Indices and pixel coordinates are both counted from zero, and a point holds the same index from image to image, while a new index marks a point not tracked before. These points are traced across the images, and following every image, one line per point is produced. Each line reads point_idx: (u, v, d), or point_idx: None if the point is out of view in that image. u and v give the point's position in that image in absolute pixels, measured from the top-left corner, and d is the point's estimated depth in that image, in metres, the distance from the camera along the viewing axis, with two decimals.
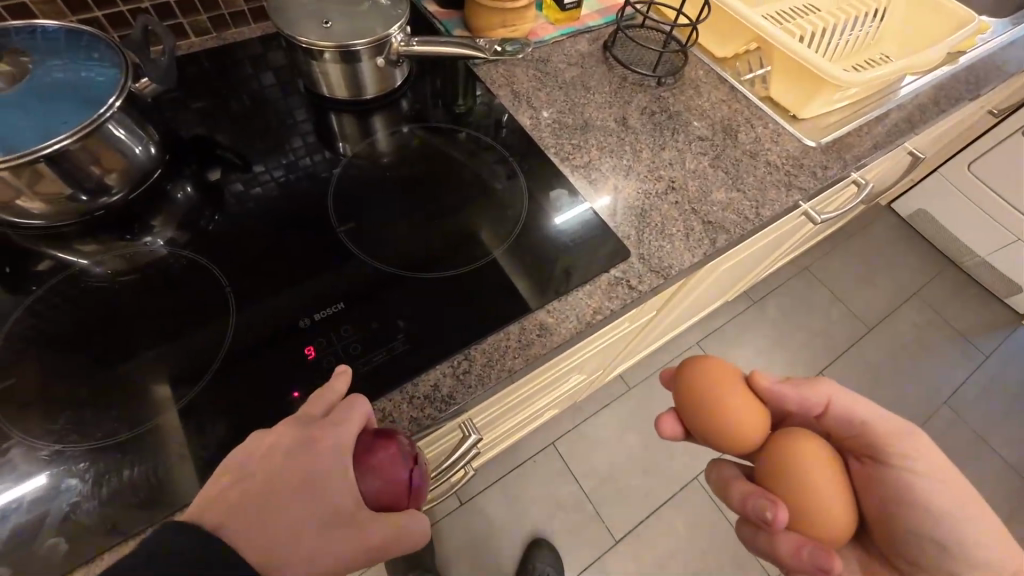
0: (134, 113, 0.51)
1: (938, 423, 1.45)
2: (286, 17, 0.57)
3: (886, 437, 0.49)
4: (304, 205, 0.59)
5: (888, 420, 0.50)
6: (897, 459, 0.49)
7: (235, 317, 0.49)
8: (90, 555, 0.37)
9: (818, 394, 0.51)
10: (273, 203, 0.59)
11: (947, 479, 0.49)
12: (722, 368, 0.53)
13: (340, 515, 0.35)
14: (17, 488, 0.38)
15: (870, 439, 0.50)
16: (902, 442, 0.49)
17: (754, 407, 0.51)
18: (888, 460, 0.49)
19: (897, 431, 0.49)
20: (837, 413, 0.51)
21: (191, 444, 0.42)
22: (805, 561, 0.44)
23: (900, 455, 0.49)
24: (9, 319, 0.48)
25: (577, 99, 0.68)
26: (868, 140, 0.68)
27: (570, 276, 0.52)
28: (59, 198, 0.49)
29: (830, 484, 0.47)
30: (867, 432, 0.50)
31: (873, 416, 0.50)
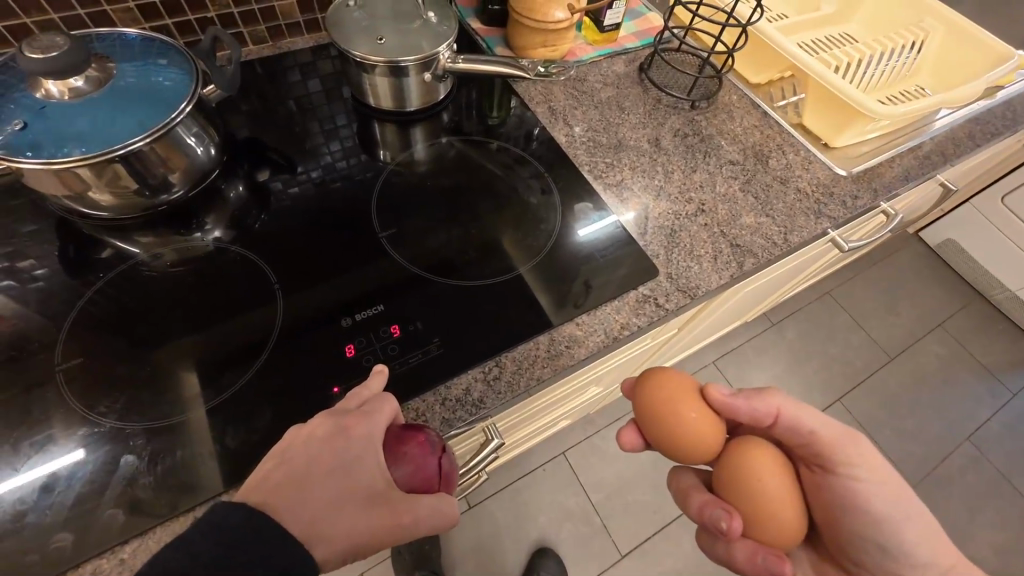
0: (199, 117, 0.55)
1: (958, 459, 1.42)
2: (342, 32, 0.61)
3: (835, 448, 0.50)
4: (344, 208, 0.61)
5: (836, 429, 0.51)
6: (843, 467, 0.50)
7: (281, 314, 0.52)
8: (143, 529, 0.40)
9: (769, 406, 0.50)
10: (312, 206, 0.62)
11: (889, 483, 0.52)
12: (677, 382, 0.52)
13: (374, 496, 0.38)
14: (53, 462, 0.41)
15: (818, 449, 0.51)
16: (849, 451, 0.50)
17: (710, 421, 0.51)
18: (835, 468, 0.51)
19: (843, 438, 0.51)
20: (786, 423, 0.51)
21: (238, 430, 0.44)
22: (759, 567, 0.48)
23: (846, 463, 0.50)
24: (78, 303, 0.52)
25: (612, 119, 0.70)
26: (899, 170, 0.69)
27: (592, 290, 0.54)
28: (128, 193, 0.53)
29: (785, 496, 0.48)
30: (815, 442, 0.51)
31: (822, 425, 0.51)
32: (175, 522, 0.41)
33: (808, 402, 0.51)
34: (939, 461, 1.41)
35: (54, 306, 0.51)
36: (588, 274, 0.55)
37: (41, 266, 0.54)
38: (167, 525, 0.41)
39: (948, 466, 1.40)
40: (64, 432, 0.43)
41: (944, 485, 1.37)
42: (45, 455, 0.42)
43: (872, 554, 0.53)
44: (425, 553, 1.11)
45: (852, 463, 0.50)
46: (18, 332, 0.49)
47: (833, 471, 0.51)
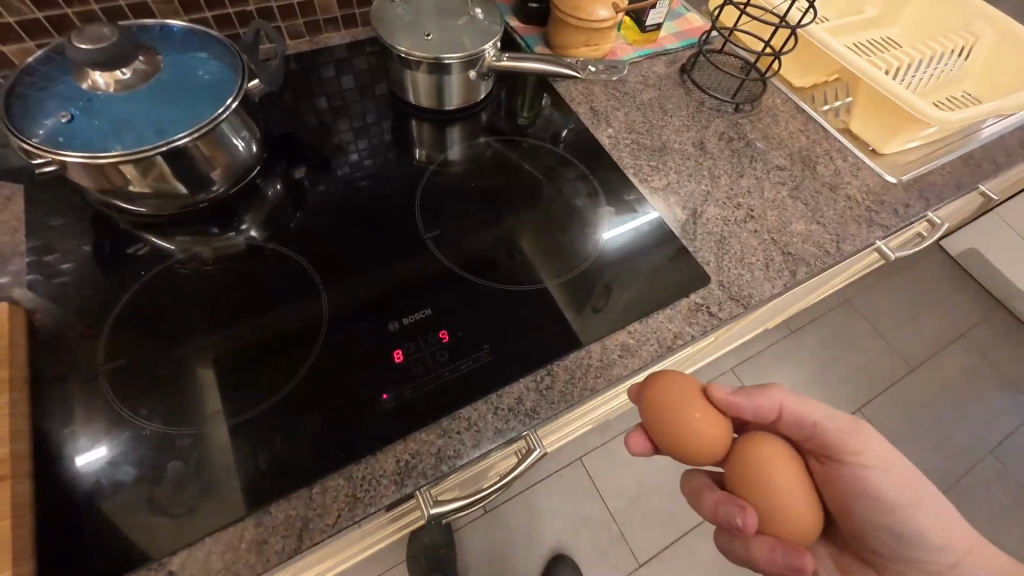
0: (243, 113, 0.53)
1: (982, 473, 1.39)
2: (386, 28, 0.59)
3: (842, 438, 0.48)
4: (377, 205, 0.60)
5: (841, 419, 0.48)
6: (853, 456, 0.48)
7: (326, 316, 0.50)
8: (194, 540, 0.38)
9: (772, 401, 0.47)
10: (345, 204, 0.60)
11: (901, 471, 0.49)
12: (679, 379, 0.48)
13: None
14: (90, 454, 0.41)
15: (825, 439, 0.48)
16: (856, 437, 0.48)
17: (717, 421, 0.46)
18: (845, 458, 0.48)
19: (849, 425, 0.48)
20: (790, 417, 0.48)
21: (286, 437, 0.43)
22: (780, 564, 0.44)
23: (856, 452, 0.47)
24: (119, 301, 0.50)
25: (655, 121, 0.68)
26: (951, 179, 0.67)
27: (610, 293, 0.53)
28: (170, 189, 0.51)
29: (799, 489, 0.45)
30: (821, 432, 0.48)
31: (827, 415, 0.49)
32: (225, 533, 0.39)
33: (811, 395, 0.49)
34: (962, 474, 1.38)
35: (96, 305, 0.50)
36: (618, 285, 0.54)
37: (80, 262, 0.53)
38: (218, 536, 0.39)
39: (971, 480, 1.38)
40: (112, 436, 0.42)
41: (967, 498, 1.35)
42: (99, 445, 0.41)
43: (890, 545, 0.50)
44: (441, 557, 1.10)
45: (862, 451, 0.48)
46: (60, 330, 0.48)
47: (843, 460, 0.48)
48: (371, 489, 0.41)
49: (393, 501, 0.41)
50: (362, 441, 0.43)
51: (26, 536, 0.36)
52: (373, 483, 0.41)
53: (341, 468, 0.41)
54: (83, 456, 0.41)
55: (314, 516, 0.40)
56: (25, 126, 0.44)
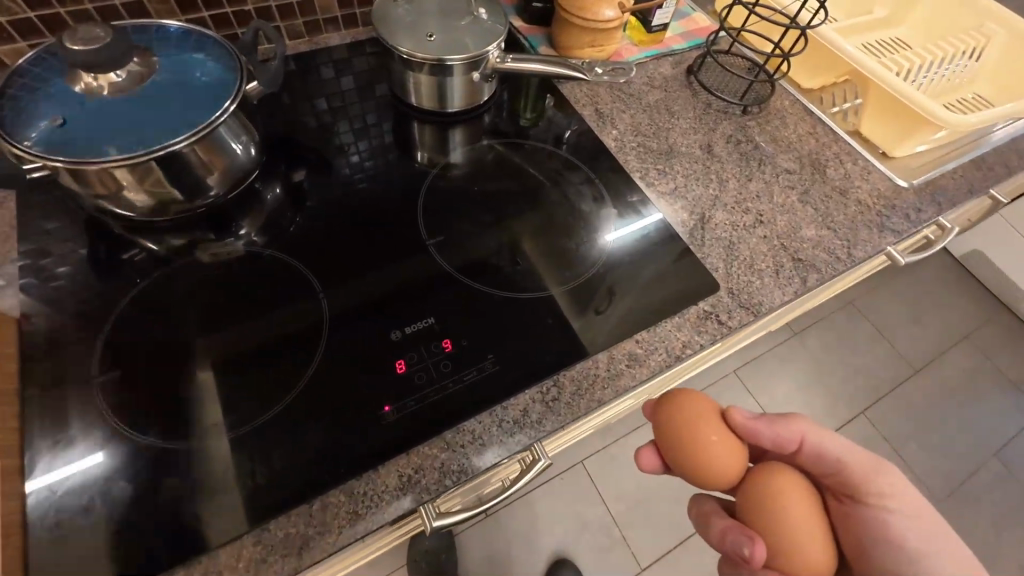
0: (241, 116, 0.52)
1: (986, 476, 1.38)
2: (388, 29, 0.58)
3: (861, 475, 0.46)
4: (377, 210, 0.59)
5: (861, 456, 0.47)
6: (874, 497, 0.45)
7: (327, 325, 0.49)
8: (190, 558, 0.37)
9: (794, 430, 0.46)
10: (344, 208, 0.59)
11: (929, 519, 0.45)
12: (699, 399, 0.47)
13: None
14: (80, 462, 0.40)
15: (844, 475, 0.46)
16: (877, 476, 0.46)
17: (733, 446, 0.45)
18: (866, 498, 0.45)
19: (869, 463, 0.46)
20: (810, 449, 0.47)
21: (285, 451, 0.41)
22: None
23: (877, 492, 0.45)
24: (114, 308, 0.49)
25: (662, 123, 0.67)
26: (962, 182, 0.66)
27: (614, 296, 0.52)
28: (166, 194, 0.50)
29: (815, 525, 0.43)
30: (841, 468, 0.46)
31: (847, 451, 0.47)
32: (222, 552, 0.37)
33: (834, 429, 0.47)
34: (967, 477, 1.37)
35: (89, 312, 0.49)
36: (627, 288, 0.53)
37: (73, 268, 0.52)
38: (214, 554, 0.37)
39: (976, 483, 1.36)
40: (105, 449, 0.40)
41: (971, 503, 1.34)
42: (95, 451, 0.40)
43: None
44: (441, 561, 1.09)
45: (882, 491, 0.46)
46: (51, 339, 0.46)
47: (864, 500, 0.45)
48: (372, 505, 0.40)
49: (395, 517, 0.40)
50: (364, 455, 0.41)
51: (15, 556, 0.35)
52: (375, 498, 0.40)
53: (342, 483, 0.40)
54: (79, 462, 0.40)
55: (314, 533, 0.38)
56: (15, 130, 0.43)
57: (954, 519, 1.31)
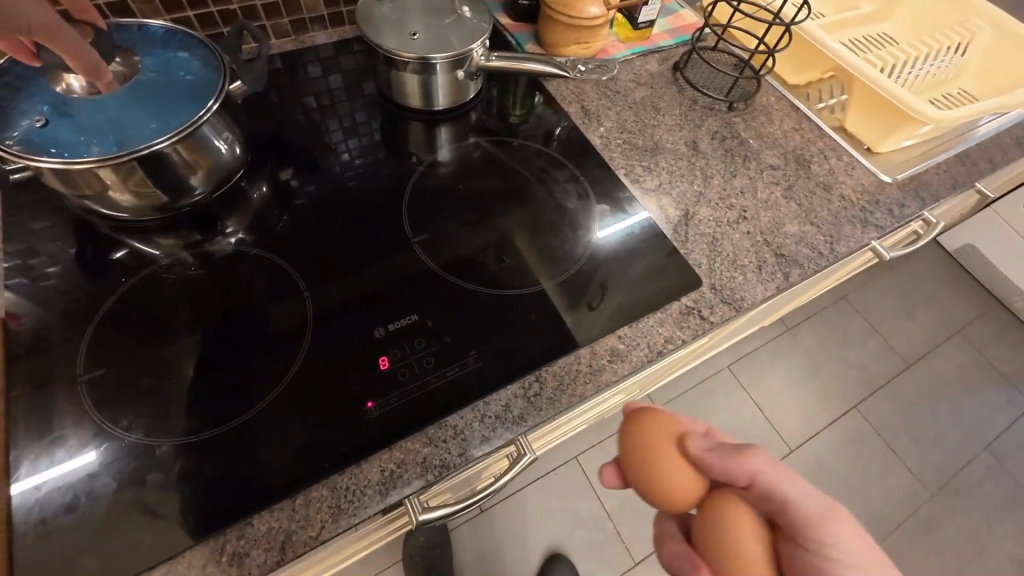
0: (225, 115, 0.52)
1: (977, 469, 1.39)
2: (372, 26, 0.58)
3: (806, 521, 0.40)
4: (363, 208, 0.59)
5: (818, 497, 0.41)
6: (827, 545, 0.40)
7: (311, 323, 0.49)
8: (173, 553, 0.37)
9: (741, 468, 0.40)
10: (330, 206, 0.59)
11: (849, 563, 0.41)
12: (661, 424, 0.45)
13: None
14: (71, 464, 0.40)
15: (798, 518, 0.40)
16: (827, 522, 0.40)
17: (691, 476, 0.43)
18: (817, 544, 0.40)
19: (818, 510, 0.40)
20: (762, 491, 0.41)
21: (270, 447, 0.42)
22: None
23: (826, 542, 0.40)
24: (101, 307, 0.49)
25: (648, 120, 0.67)
26: (946, 177, 0.66)
27: (607, 291, 0.53)
28: (151, 193, 0.50)
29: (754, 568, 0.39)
30: (795, 509, 0.40)
31: (800, 492, 0.40)
32: (206, 546, 0.38)
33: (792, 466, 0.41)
34: (958, 470, 1.38)
35: (76, 310, 0.49)
36: (614, 283, 0.53)
37: (60, 267, 0.52)
38: (198, 548, 0.38)
39: (967, 476, 1.38)
40: (89, 446, 0.41)
41: (962, 495, 1.35)
42: (83, 450, 0.41)
43: None
44: (436, 557, 1.10)
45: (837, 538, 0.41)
46: (38, 338, 0.47)
47: (816, 546, 0.40)
48: (355, 500, 0.40)
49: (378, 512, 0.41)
50: (348, 450, 0.42)
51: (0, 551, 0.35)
52: (358, 493, 0.41)
53: (325, 478, 0.41)
54: (68, 462, 0.40)
55: (297, 528, 0.39)
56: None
57: (945, 511, 1.32)
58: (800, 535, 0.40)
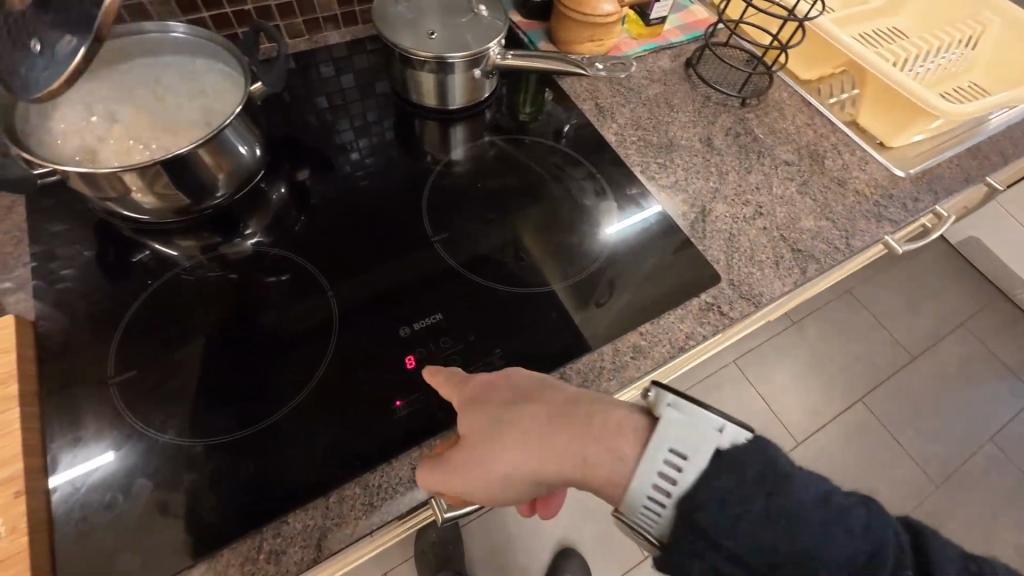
0: (246, 118, 0.52)
1: (982, 460, 1.40)
2: (388, 26, 0.58)
3: (573, 417, 0.38)
4: (377, 206, 0.60)
5: (560, 429, 0.38)
6: (590, 436, 0.37)
7: (337, 324, 0.49)
8: (212, 551, 0.38)
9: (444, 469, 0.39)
10: (345, 205, 0.60)
11: (614, 450, 0.37)
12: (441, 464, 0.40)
13: None
14: (87, 463, 0.40)
15: (546, 415, 0.39)
16: (579, 412, 0.38)
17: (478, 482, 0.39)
18: (593, 436, 0.37)
19: (566, 396, 0.40)
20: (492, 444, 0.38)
21: (302, 446, 0.42)
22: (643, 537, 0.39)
23: (575, 425, 0.38)
24: (128, 311, 0.50)
25: (662, 117, 0.67)
26: (959, 171, 0.66)
27: (614, 289, 0.53)
28: (174, 196, 0.50)
29: (499, 477, 0.38)
30: (538, 406, 0.39)
31: (538, 385, 0.41)
32: (243, 544, 0.39)
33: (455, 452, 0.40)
34: (963, 461, 1.39)
35: (102, 312, 0.49)
36: (629, 279, 0.54)
37: (84, 270, 0.52)
38: (236, 547, 0.38)
39: (972, 467, 1.39)
40: (124, 447, 0.41)
41: (967, 485, 1.36)
42: (112, 451, 0.41)
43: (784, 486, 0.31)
44: (447, 553, 1.11)
45: (602, 427, 0.37)
46: (65, 340, 0.47)
47: (589, 439, 0.37)
48: (388, 497, 0.41)
49: (410, 508, 0.41)
50: (379, 448, 0.42)
51: (43, 551, 0.36)
52: (390, 490, 0.41)
53: (358, 476, 0.41)
54: (94, 460, 0.41)
55: (332, 526, 0.40)
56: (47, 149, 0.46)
57: (949, 502, 1.34)
58: (554, 438, 0.38)
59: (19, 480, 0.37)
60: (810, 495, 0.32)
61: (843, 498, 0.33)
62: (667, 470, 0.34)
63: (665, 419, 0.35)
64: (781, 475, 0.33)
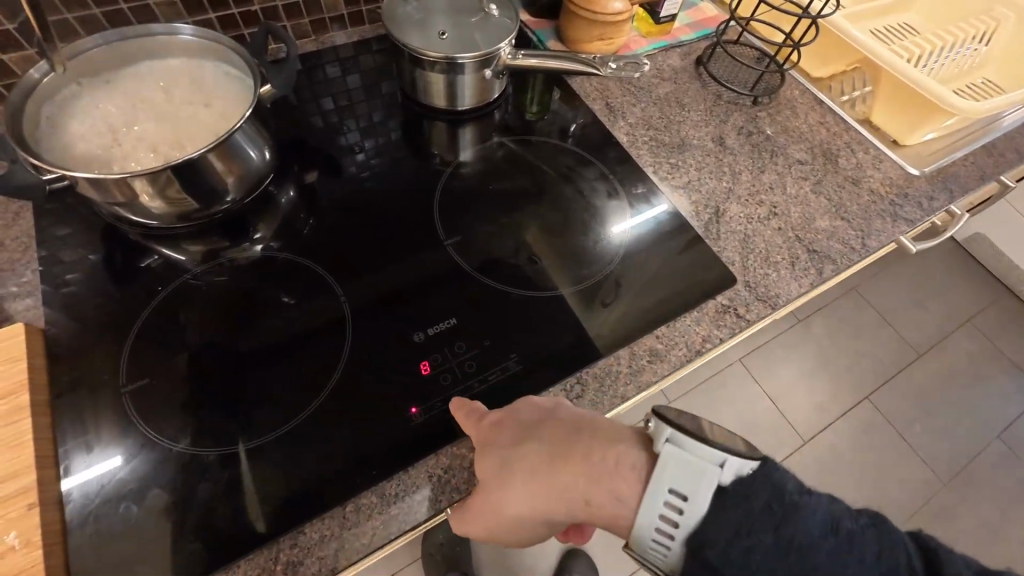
0: (256, 121, 0.51)
1: (990, 457, 1.39)
2: (398, 26, 0.58)
3: (572, 452, 0.39)
4: (382, 206, 0.59)
5: (561, 465, 0.39)
6: (592, 477, 0.38)
7: (350, 329, 0.49)
8: (228, 563, 0.38)
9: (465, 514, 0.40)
10: (350, 206, 0.59)
11: (615, 490, 0.37)
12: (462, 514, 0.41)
13: None
14: (92, 468, 0.40)
15: (546, 452, 0.39)
16: (579, 449, 0.39)
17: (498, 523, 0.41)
18: (593, 477, 0.38)
19: (564, 430, 0.40)
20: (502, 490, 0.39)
21: (317, 455, 0.42)
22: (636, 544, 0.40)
23: (573, 457, 0.38)
24: (138, 318, 0.49)
25: (673, 116, 0.66)
26: (974, 169, 0.66)
27: (620, 288, 0.53)
28: (184, 201, 0.50)
29: (511, 517, 0.39)
30: (538, 441, 0.39)
31: (538, 418, 0.41)
32: (260, 555, 0.38)
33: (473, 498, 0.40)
34: (971, 458, 1.38)
35: (111, 318, 0.49)
36: (635, 277, 0.54)
37: (93, 275, 0.52)
38: (252, 558, 0.38)
39: (980, 464, 1.38)
40: (138, 456, 0.41)
41: (975, 483, 1.35)
42: (118, 455, 0.41)
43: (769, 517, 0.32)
44: (455, 554, 1.11)
45: (602, 467, 0.38)
46: (74, 347, 0.46)
47: (591, 481, 0.38)
48: (404, 505, 0.41)
49: (427, 516, 0.41)
50: (395, 456, 0.42)
51: (58, 563, 0.36)
52: (406, 498, 0.41)
53: (374, 485, 0.41)
54: (100, 463, 0.40)
55: (349, 535, 0.39)
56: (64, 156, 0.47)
57: (958, 500, 1.33)
58: (557, 478, 0.38)
59: (33, 492, 0.36)
60: (818, 523, 0.32)
61: (853, 523, 0.32)
62: (669, 510, 0.34)
63: (664, 457, 0.34)
64: (788, 504, 0.32)
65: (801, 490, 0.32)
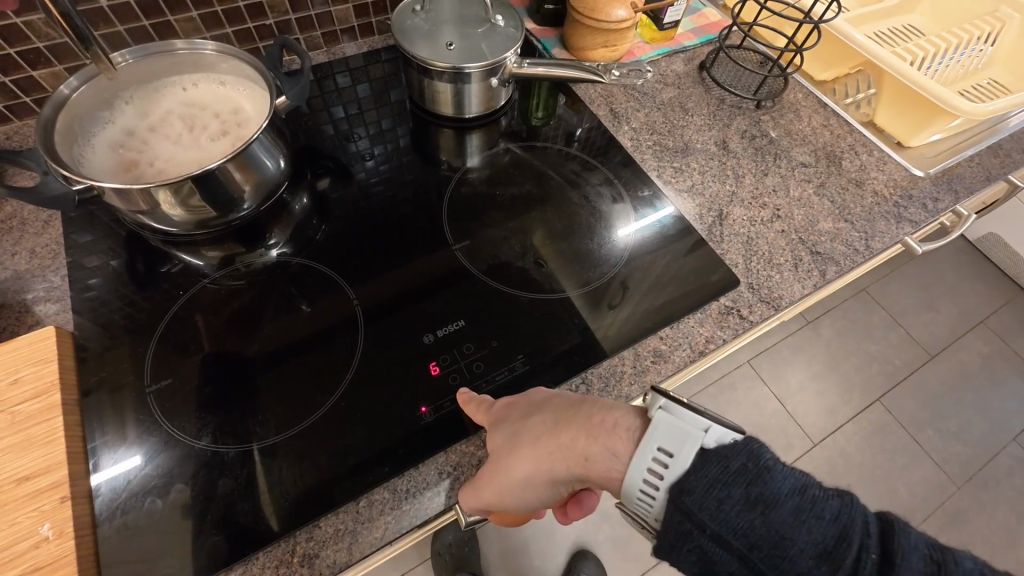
0: (271, 132, 0.53)
1: (1006, 460, 1.37)
2: (408, 37, 0.59)
3: (572, 419, 0.39)
4: (386, 212, 0.61)
5: (562, 432, 0.39)
6: (591, 436, 0.38)
7: (364, 328, 0.51)
8: (247, 555, 0.39)
9: (475, 491, 0.40)
10: (358, 212, 0.61)
11: (601, 476, 0.38)
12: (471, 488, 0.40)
13: None
14: (118, 466, 0.42)
15: (550, 420, 0.40)
16: (578, 414, 0.39)
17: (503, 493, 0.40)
18: (592, 436, 0.38)
19: (567, 402, 0.41)
20: (509, 460, 0.39)
21: (331, 451, 0.44)
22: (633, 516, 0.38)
23: (573, 425, 0.39)
24: (161, 321, 0.51)
25: (677, 121, 0.68)
26: (980, 170, 0.65)
27: (626, 291, 0.54)
28: (203, 210, 0.52)
29: (516, 479, 0.39)
30: (545, 412, 0.41)
31: (545, 398, 0.42)
32: (276, 548, 0.40)
33: (481, 473, 0.40)
34: (986, 461, 1.36)
35: (135, 321, 0.51)
36: (638, 278, 0.55)
37: (116, 281, 0.54)
38: (270, 550, 0.40)
39: (996, 468, 1.36)
40: (161, 454, 0.43)
41: (990, 486, 1.33)
42: (140, 454, 0.43)
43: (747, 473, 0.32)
44: (463, 556, 1.12)
45: (601, 428, 0.38)
46: (100, 349, 0.48)
47: (587, 444, 0.38)
48: (415, 501, 0.42)
49: (435, 512, 0.42)
50: (407, 453, 0.43)
51: (87, 554, 0.37)
52: (417, 494, 0.42)
53: (386, 481, 0.43)
54: (125, 461, 0.42)
55: (362, 529, 0.41)
56: (100, 176, 0.50)
57: (974, 503, 1.31)
58: (559, 438, 0.39)
59: (64, 487, 0.38)
60: (785, 484, 0.32)
61: (820, 489, 0.32)
62: (655, 465, 0.34)
63: (654, 421, 0.34)
64: (761, 467, 0.32)
65: (793, 467, 0.33)
